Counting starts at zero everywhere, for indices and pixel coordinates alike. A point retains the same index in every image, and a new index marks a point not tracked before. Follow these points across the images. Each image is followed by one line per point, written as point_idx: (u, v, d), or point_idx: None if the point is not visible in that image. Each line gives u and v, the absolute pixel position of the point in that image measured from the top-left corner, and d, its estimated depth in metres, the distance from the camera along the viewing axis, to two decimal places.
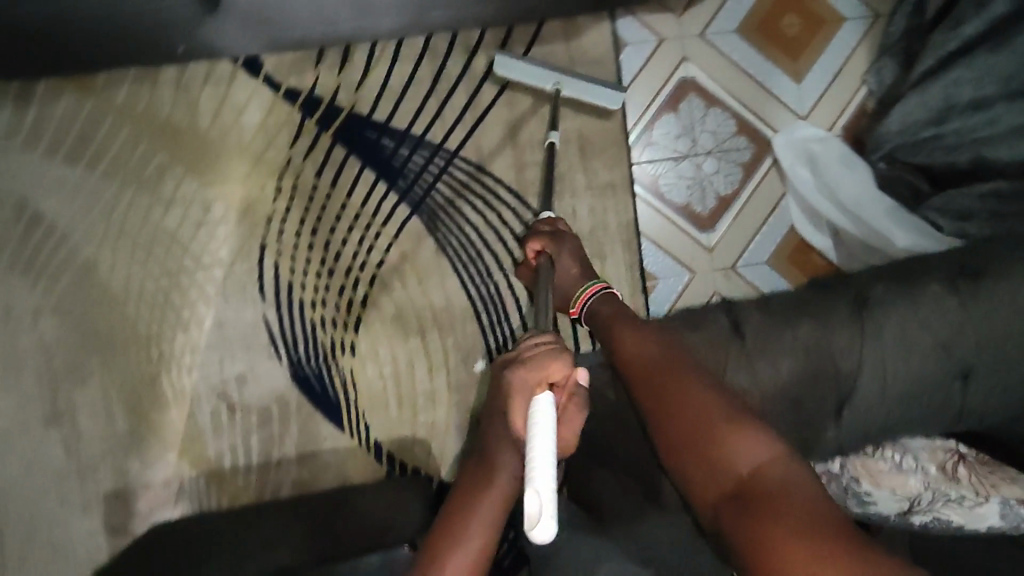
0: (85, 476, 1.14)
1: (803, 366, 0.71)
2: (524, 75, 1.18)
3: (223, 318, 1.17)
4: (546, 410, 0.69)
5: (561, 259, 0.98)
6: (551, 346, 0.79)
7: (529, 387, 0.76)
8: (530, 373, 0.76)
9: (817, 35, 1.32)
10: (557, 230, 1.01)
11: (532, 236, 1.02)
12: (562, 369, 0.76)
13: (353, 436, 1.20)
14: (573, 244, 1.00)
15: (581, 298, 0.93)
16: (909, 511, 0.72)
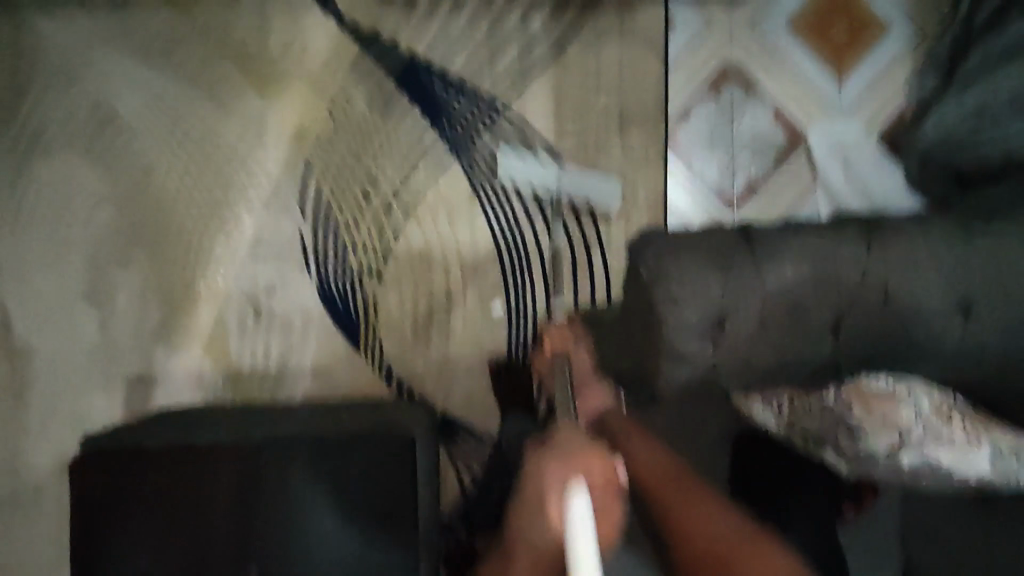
0: (117, 355, 1.21)
1: (808, 278, 0.71)
2: (530, 171, 1.28)
3: (263, 229, 1.24)
4: (592, 511, 0.47)
5: (577, 355, 1.03)
6: (596, 448, 0.70)
7: (567, 479, 0.64)
8: (570, 463, 0.66)
9: (864, 39, 1.36)
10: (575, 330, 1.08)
11: (552, 330, 1.10)
12: (604, 470, 0.66)
13: (367, 358, 1.24)
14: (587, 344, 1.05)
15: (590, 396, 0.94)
16: (900, 447, 0.72)
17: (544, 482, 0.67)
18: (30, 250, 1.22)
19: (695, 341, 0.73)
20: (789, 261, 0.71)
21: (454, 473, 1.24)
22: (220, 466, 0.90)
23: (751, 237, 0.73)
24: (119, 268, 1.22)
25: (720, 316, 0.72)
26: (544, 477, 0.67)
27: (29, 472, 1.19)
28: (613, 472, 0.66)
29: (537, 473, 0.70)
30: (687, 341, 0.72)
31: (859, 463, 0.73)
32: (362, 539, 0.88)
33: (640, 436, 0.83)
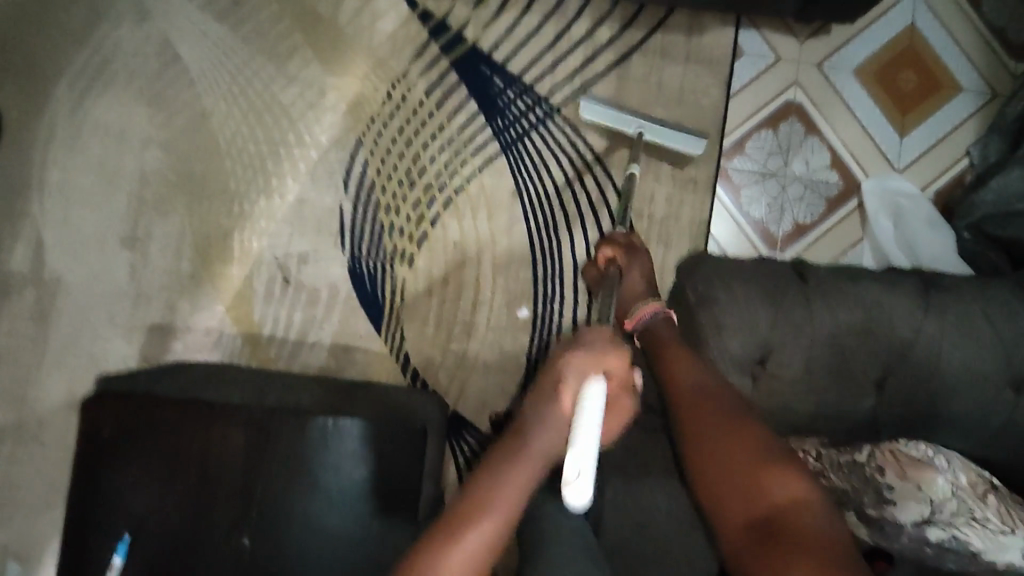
0: (142, 300, 1.21)
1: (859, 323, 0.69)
2: (608, 119, 1.23)
3: (305, 196, 1.24)
4: (593, 405, 0.62)
5: (630, 271, 0.94)
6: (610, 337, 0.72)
7: (583, 367, 0.67)
8: (587, 358, 0.68)
9: (930, 96, 1.34)
10: (633, 244, 0.99)
11: (607, 243, 1.00)
12: (620, 363, 0.68)
13: (386, 342, 1.23)
14: (643, 261, 0.96)
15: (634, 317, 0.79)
16: (928, 521, 0.69)
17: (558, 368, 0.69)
18: (75, 183, 1.22)
19: (734, 371, 0.72)
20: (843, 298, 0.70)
21: (454, 473, 1.23)
22: (229, 429, 0.87)
23: (804, 278, 0.74)
24: (158, 214, 1.22)
25: (762, 353, 0.72)
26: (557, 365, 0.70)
27: (37, 403, 1.18)
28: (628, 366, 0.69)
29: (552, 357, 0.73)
30: (729, 371, 0.72)
31: (880, 530, 0.69)
32: (360, 533, 0.86)
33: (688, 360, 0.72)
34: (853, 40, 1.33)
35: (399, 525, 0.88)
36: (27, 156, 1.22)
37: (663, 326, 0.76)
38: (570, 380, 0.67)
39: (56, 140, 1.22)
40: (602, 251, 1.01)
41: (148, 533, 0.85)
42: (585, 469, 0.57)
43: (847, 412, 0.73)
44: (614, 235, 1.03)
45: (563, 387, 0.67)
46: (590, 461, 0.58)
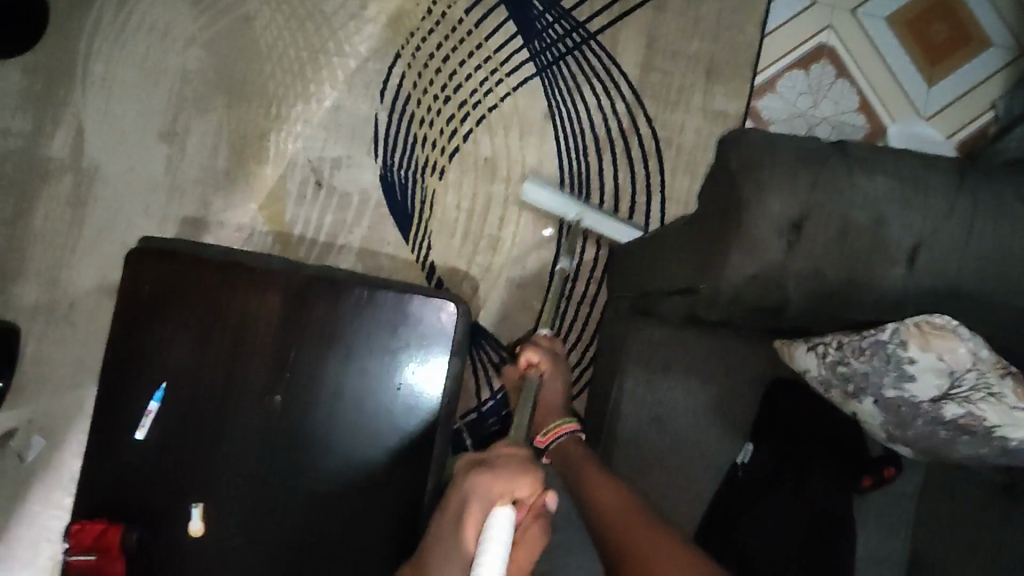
0: (176, 194, 1.24)
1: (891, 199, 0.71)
2: (552, 204, 1.22)
3: (341, 104, 1.26)
4: (501, 527, 0.63)
5: (548, 384, 1.05)
6: (522, 464, 0.72)
7: (488, 494, 0.68)
8: (494, 482, 0.69)
9: (961, 49, 1.35)
10: (553, 351, 1.09)
11: (530, 348, 1.05)
12: (531, 487, 0.70)
13: (413, 252, 1.26)
14: (560, 372, 1.08)
15: (553, 431, 1.00)
16: (945, 397, 0.74)
17: (465, 490, 0.70)
18: (118, 74, 1.24)
19: (769, 233, 0.72)
20: (880, 174, 0.73)
21: (473, 383, 1.25)
22: (267, 292, 0.89)
23: (846, 151, 0.74)
24: (197, 111, 1.25)
25: (800, 216, 0.72)
26: (463, 491, 0.70)
27: (69, 284, 1.22)
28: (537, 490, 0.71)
29: (457, 478, 0.74)
30: (766, 233, 0.72)
31: (897, 411, 0.77)
32: (385, 400, 0.90)
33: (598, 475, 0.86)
34: None
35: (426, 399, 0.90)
36: (72, 45, 1.24)
37: (573, 444, 0.97)
38: (473, 509, 0.67)
39: (102, 31, 1.25)
40: (523, 354, 1.05)
41: (184, 384, 0.88)
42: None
43: (880, 285, 0.75)
44: (537, 338, 1.10)
45: (466, 521, 0.67)
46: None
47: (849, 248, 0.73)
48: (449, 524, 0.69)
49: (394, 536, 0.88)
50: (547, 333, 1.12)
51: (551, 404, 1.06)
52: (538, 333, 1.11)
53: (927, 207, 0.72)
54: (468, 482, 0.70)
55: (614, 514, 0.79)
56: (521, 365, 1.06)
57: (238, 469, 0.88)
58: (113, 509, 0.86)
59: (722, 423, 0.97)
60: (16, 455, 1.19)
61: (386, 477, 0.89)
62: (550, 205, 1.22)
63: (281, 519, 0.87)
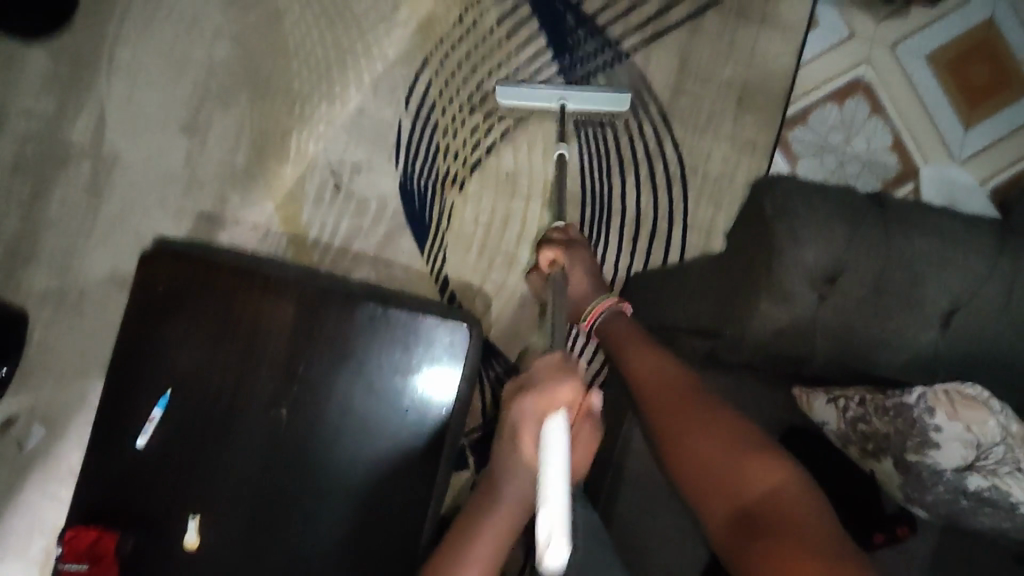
0: (192, 188, 1.22)
1: (924, 258, 0.70)
2: (526, 97, 1.19)
3: (365, 108, 1.24)
4: (559, 436, 0.60)
5: (572, 270, 0.98)
6: (561, 368, 0.76)
7: (536, 409, 0.74)
8: (539, 399, 0.74)
9: (1000, 93, 1.32)
10: (569, 240, 1.03)
11: (544, 245, 1.01)
12: (572, 392, 0.73)
13: (428, 263, 1.24)
14: (582, 256, 1.00)
15: (593, 312, 0.95)
16: (970, 468, 0.72)
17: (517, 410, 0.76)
18: (143, 64, 1.23)
19: (801, 285, 0.70)
20: (919, 232, 0.70)
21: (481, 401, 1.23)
22: (282, 302, 0.88)
23: (885, 204, 0.72)
24: (220, 105, 1.23)
25: (832, 268, 0.70)
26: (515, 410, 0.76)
27: (80, 274, 1.21)
28: (580, 394, 0.74)
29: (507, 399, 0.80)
30: (797, 282, 0.70)
31: (918, 476, 0.74)
32: (392, 422, 0.88)
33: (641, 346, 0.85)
34: (930, 25, 1.31)
35: (440, 400, 0.89)
36: (99, 31, 1.23)
37: (619, 318, 0.92)
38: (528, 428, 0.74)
39: (130, 19, 1.23)
40: (541, 254, 1.01)
41: (188, 392, 0.86)
42: (557, 533, 0.53)
43: (911, 343, 0.72)
44: (550, 235, 1.04)
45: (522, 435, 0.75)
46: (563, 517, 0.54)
47: (879, 307, 0.71)
48: (511, 439, 0.78)
49: (395, 562, 0.87)
50: (560, 226, 1.06)
51: (583, 287, 0.98)
52: (551, 227, 1.06)
53: (963, 270, 0.70)
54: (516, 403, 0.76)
55: (654, 388, 0.79)
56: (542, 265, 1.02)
57: (239, 484, 0.86)
58: (107, 516, 0.84)
59: None
60: (16, 442, 1.18)
61: (388, 504, 0.87)
62: (525, 98, 1.19)
63: (278, 537, 0.86)
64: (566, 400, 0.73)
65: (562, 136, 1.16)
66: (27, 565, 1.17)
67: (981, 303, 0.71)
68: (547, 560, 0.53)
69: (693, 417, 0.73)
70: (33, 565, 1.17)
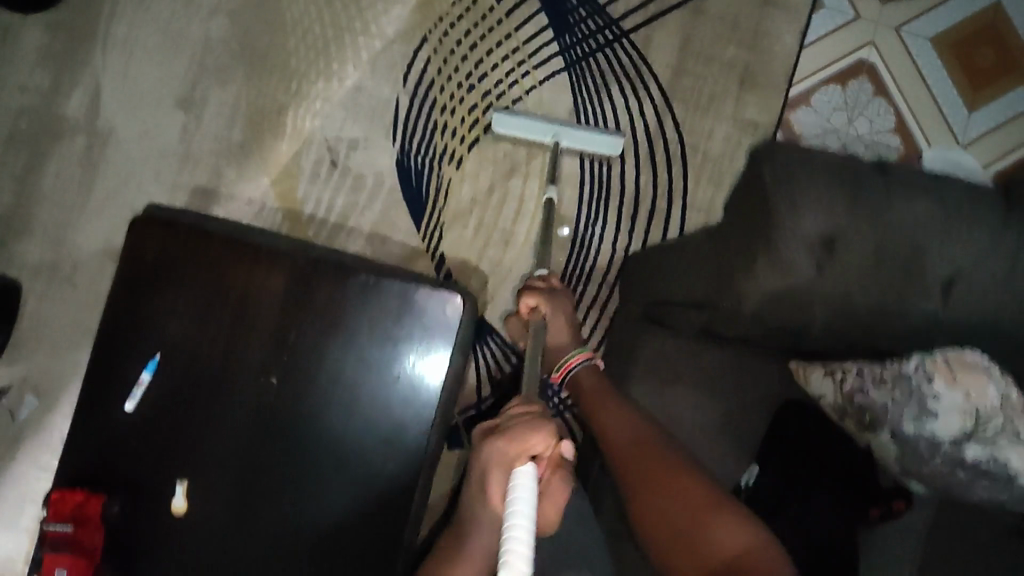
0: (188, 164, 1.22)
1: (920, 226, 0.68)
2: (521, 130, 1.18)
3: (363, 85, 1.23)
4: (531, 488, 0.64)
5: (552, 320, 0.99)
6: (531, 416, 0.77)
7: (505, 457, 0.73)
8: (508, 445, 0.73)
9: (1005, 77, 1.30)
10: (551, 288, 1.03)
11: (527, 291, 1.01)
12: (545, 443, 0.73)
13: (424, 242, 1.23)
14: (564, 306, 1.02)
15: (566, 364, 0.96)
16: (968, 438, 0.71)
17: (484, 457, 0.74)
18: (140, 39, 1.22)
19: (801, 258, 0.69)
20: (918, 199, 0.69)
21: (473, 379, 1.23)
22: (273, 270, 0.87)
23: (886, 171, 0.71)
24: (216, 80, 1.22)
25: (831, 233, 0.69)
26: (482, 457, 0.75)
27: (74, 247, 1.20)
28: (551, 443, 0.73)
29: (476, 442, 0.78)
30: (793, 247, 0.68)
31: (914, 447, 0.73)
32: (383, 393, 0.87)
33: (606, 402, 0.89)
34: (936, 8, 1.30)
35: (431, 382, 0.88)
36: (97, 5, 1.22)
37: (590, 375, 0.94)
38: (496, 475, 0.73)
39: None
40: (521, 300, 1.01)
41: (177, 357, 0.85)
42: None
43: (910, 312, 0.70)
44: (532, 281, 1.04)
45: (488, 484, 0.73)
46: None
47: (877, 276, 0.70)
48: (477, 488, 0.76)
49: (383, 529, 0.86)
50: (542, 273, 1.06)
51: (559, 338, 1.00)
52: (532, 274, 1.06)
53: (963, 238, 0.69)
54: (484, 449, 0.75)
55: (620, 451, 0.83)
56: (522, 312, 1.02)
57: (228, 451, 0.85)
58: (93, 480, 0.84)
59: (726, 443, 0.93)
60: (9, 411, 1.19)
61: (376, 474, 0.87)
62: (519, 132, 1.19)
63: (265, 505, 0.85)
64: (538, 452, 0.72)
65: (555, 176, 1.13)
66: (17, 535, 1.17)
67: (983, 271, 0.69)
68: None
69: (656, 475, 0.78)
70: (24, 535, 1.17)
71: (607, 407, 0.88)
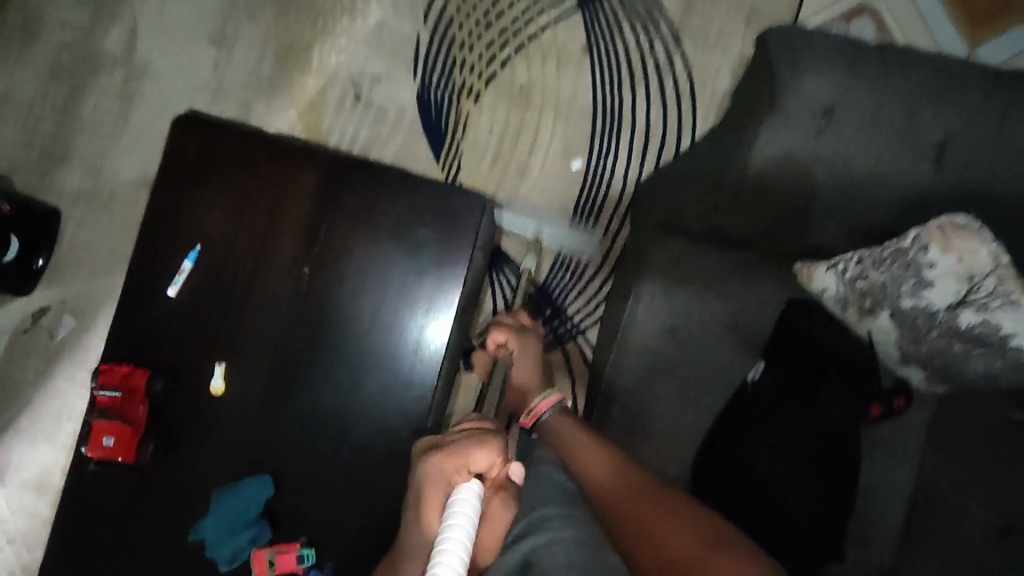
0: (219, 97, 1.28)
1: (912, 98, 0.73)
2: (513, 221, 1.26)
3: (386, 22, 1.29)
4: (461, 518, 0.61)
5: (520, 360, 0.98)
6: (481, 432, 0.72)
7: (446, 475, 0.67)
8: (450, 462, 0.67)
9: (1008, 14, 1.33)
10: (521, 327, 1.01)
11: (495, 327, 0.99)
12: (488, 457, 0.67)
13: (443, 172, 1.28)
14: (532, 346, 0.99)
15: (536, 409, 0.92)
16: (962, 303, 0.75)
17: (423, 473, 0.69)
18: None
19: (801, 113, 0.76)
20: (914, 75, 0.74)
21: (490, 302, 1.27)
22: (306, 169, 0.94)
23: (884, 53, 0.75)
24: (247, 18, 1.28)
25: (829, 103, 0.75)
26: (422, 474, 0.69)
27: (111, 174, 1.26)
28: (497, 461, 0.68)
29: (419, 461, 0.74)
30: (798, 112, 0.75)
31: (912, 323, 0.79)
32: (407, 287, 0.93)
33: (586, 441, 0.82)
34: None
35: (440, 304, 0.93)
36: None
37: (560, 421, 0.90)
38: (435, 494, 0.67)
39: None
40: (490, 336, 0.99)
41: (218, 248, 0.92)
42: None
43: (903, 180, 0.76)
44: (500, 318, 1.03)
45: (427, 501, 0.68)
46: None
47: (873, 150, 0.75)
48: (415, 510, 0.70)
49: (409, 410, 0.91)
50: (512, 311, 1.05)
51: (528, 380, 0.97)
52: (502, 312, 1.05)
53: (957, 112, 0.73)
54: (424, 464, 0.69)
55: (608, 489, 0.75)
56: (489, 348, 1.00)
57: (263, 335, 0.92)
58: (141, 358, 0.91)
59: (733, 341, 0.98)
60: (47, 331, 1.24)
61: (400, 361, 0.92)
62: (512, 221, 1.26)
63: (298, 387, 0.91)
64: (480, 468, 0.67)
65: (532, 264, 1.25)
66: (54, 449, 1.22)
67: (973, 147, 0.74)
68: None
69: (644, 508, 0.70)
70: (61, 449, 1.22)
71: (589, 446, 0.82)
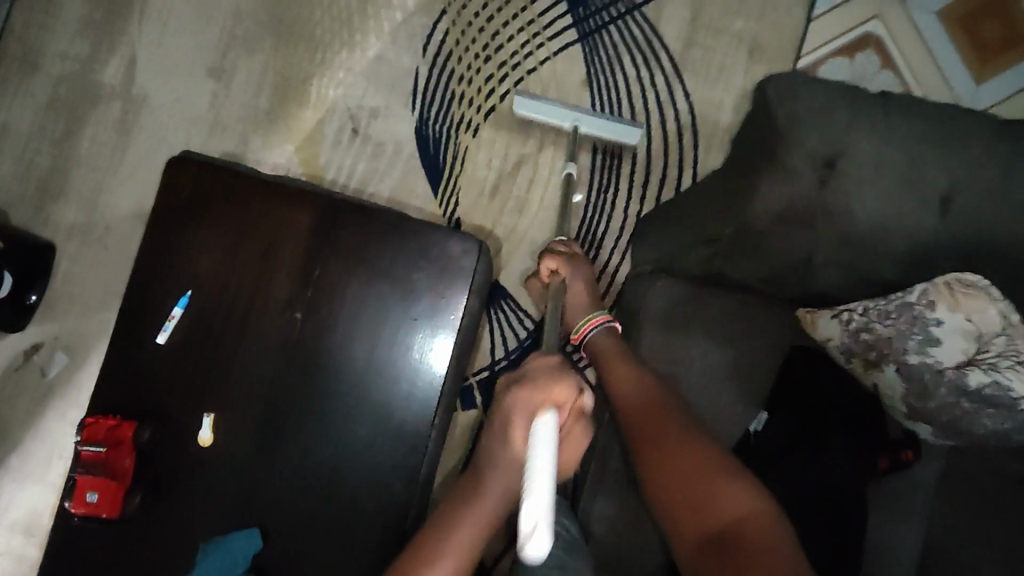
0: (216, 130, 1.27)
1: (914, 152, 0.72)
2: (541, 110, 1.19)
3: (384, 55, 1.28)
4: (545, 436, 0.62)
5: (573, 283, 1.01)
6: (556, 366, 0.73)
7: (529, 404, 0.69)
8: (530, 393, 0.70)
9: (1012, 50, 1.31)
10: (572, 254, 1.04)
11: (548, 253, 1.03)
12: (566, 390, 0.70)
13: (441, 207, 1.27)
14: (583, 270, 1.03)
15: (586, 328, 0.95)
16: (970, 363, 0.73)
17: (505, 402, 0.71)
18: (173, 11, 1.29)
19: (804, 165, 0.73)
20: (917, 128, 0.72)
21: (488, 340, 1.24)
22: (299, 212, 0.92)
23: (887, 104, 0.73)
24: (245, 50, 1.28)
25: (833, 154, 0.72)
26: (504, 402, 0.72)
27: (106, 209, 1.25)
28: (574, 392, 0.71)
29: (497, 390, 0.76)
30: (801, 162, 0.73)
31: (919, 380, 0.75)
32: (400, 335, 0.91)
33: (625, 362, 0.87)
34: None
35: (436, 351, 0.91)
36: None
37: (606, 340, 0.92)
38: (518, 420, 0.69)
39: None
40: (543, 262, 1.03)
41: (207, 293, 0.91)
42: (541, 523, 0.56)
43: (909, 234, 0.74)
44: (555, 244, 1.06)
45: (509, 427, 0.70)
46: (546, 514, 0.57)
47: (876, 205, 0.73)
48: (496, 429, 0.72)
49: (402, 460, 0.90)
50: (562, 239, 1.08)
51: (581, 300, 1.00)
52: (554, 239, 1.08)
53: (960, 167, 0.72)
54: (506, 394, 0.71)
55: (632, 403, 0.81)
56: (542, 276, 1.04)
57: (252, 383, 0.89)
58: (128, 408, 0.89)
59: (734, 389, 0.95)
60: (40, 369, 1.22)
61: (393, 411, 0.90)
62: (540, 111, 1.19)
63: (287, 438, 0.89)
64: (560, 396, 0.70)
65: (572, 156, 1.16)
66: (44, 489, 1.20)
67: (974, 204, 0.73)
68: (529, 552, 0.57)
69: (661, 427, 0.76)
70: (51, 489, 1.20)
71: (624, 366, 0.86)
